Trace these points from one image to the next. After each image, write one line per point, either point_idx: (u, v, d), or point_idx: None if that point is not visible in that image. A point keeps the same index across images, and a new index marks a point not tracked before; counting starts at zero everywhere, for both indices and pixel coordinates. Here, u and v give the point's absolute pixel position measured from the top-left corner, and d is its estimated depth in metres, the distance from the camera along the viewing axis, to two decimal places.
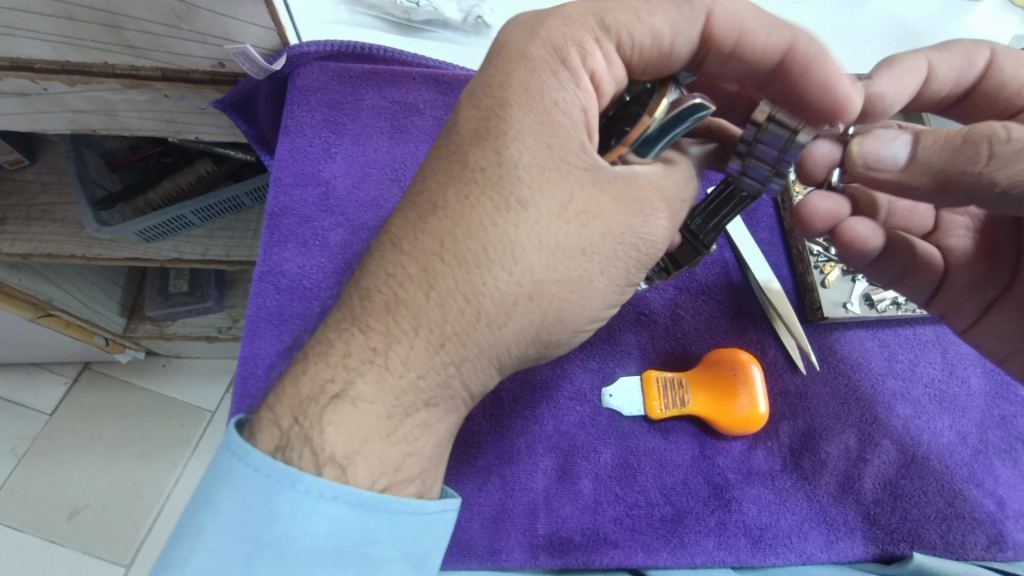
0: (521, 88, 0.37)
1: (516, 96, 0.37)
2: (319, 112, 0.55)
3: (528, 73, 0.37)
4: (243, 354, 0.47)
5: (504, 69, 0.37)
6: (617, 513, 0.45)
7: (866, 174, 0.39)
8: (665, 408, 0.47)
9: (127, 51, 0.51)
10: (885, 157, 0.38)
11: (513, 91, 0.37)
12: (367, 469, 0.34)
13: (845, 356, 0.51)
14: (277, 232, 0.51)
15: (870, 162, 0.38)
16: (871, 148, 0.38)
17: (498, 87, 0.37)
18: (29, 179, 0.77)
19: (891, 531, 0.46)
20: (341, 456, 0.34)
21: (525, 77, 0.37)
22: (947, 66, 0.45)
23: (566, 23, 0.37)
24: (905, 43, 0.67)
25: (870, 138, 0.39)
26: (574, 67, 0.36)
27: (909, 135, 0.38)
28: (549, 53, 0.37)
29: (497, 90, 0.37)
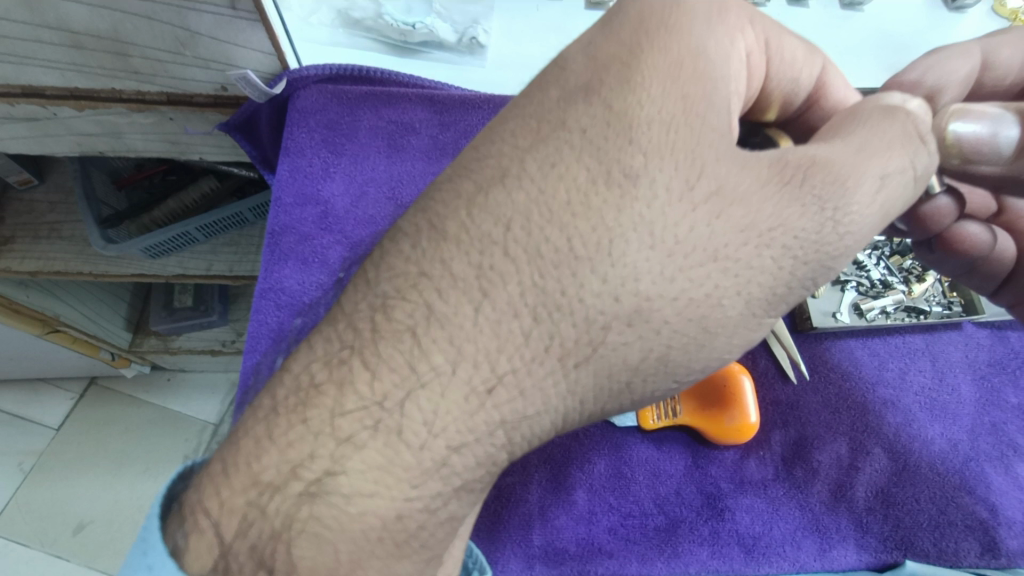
0: (681, 42, 0.34)
1: (682, 46, 0.34)
2: (319, 133, 0.56)
3: (708, 29, 0.35)
4: (244, 370, 0.48)
5: (664, 18, 0.35)
6: (611, 524, 0.45)
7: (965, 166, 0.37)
8: (657, 418, 0.48)
9: (133, 77, 0.53)
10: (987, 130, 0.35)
11: (675, 48, 0.34)
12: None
13: (835, 365, 0.52)
14: (278, 251, 0.52)
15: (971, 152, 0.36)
16: (972, 132, 0.35)
17: (657, 41, 0.35)
18: (37, 199, 0.79)
19: (883, 539, 0.46)
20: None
21: (700, 35, 0.35)
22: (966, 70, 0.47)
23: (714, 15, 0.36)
24: (893, 54, 0.69)
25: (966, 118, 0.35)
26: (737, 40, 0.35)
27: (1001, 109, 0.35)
28: (726, 21, 0.36)
29: (661, 36, 0.35)
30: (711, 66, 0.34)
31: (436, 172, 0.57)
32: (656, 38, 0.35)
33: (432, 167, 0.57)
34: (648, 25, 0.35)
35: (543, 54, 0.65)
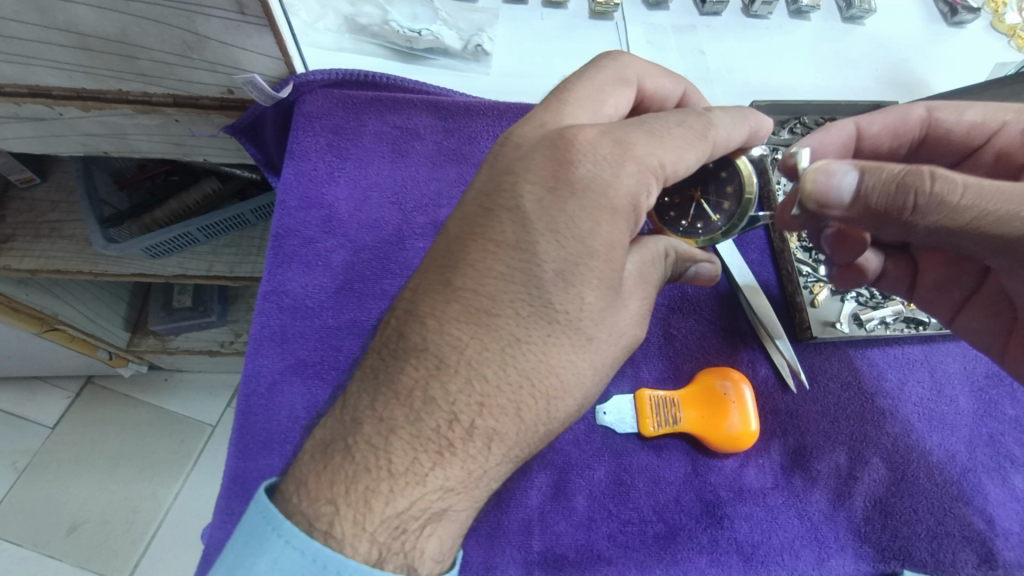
0: (646, 147, 0.38)
1: (646, 159, 0.38)
2: (324, 137, 0.56)
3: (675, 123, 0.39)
4: (246, 372, 0.48)
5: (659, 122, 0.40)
6: (610, 530, 0.46)
7: (823, 204, 0.40)
8: (657, 426, 0.48)
9: (139, 79, 0.53)
10: (838, 190, 0.39)
11: (640, 155, 0.38)
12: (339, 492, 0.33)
13: (836, 374, 0.52)
14: (281, 254, 0.52)
15: (826, 193, 0.40)
16: (828, 180, 0.39)
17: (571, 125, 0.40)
18: (40, 198, 0.80)
19: (881, 549, 0.46)
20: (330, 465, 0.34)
21: (657, 146, 0.38)
22: (885, 121, 0.53)
23: (691, 119, 0.40)
24: (889, 67, 0.71)
25: (828, 170, 0.39)
26: (678, 123, 0.40)
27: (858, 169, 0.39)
28: (667, 124, 0.39)
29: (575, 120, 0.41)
30: (644, 187, 0.38)
31: (441, 179, 0.57)
32: (571, 109, 0.43)
33: (437, 173, 0.57)
34: (617, 130, 0.38)
35: (548, 67, 0.67)
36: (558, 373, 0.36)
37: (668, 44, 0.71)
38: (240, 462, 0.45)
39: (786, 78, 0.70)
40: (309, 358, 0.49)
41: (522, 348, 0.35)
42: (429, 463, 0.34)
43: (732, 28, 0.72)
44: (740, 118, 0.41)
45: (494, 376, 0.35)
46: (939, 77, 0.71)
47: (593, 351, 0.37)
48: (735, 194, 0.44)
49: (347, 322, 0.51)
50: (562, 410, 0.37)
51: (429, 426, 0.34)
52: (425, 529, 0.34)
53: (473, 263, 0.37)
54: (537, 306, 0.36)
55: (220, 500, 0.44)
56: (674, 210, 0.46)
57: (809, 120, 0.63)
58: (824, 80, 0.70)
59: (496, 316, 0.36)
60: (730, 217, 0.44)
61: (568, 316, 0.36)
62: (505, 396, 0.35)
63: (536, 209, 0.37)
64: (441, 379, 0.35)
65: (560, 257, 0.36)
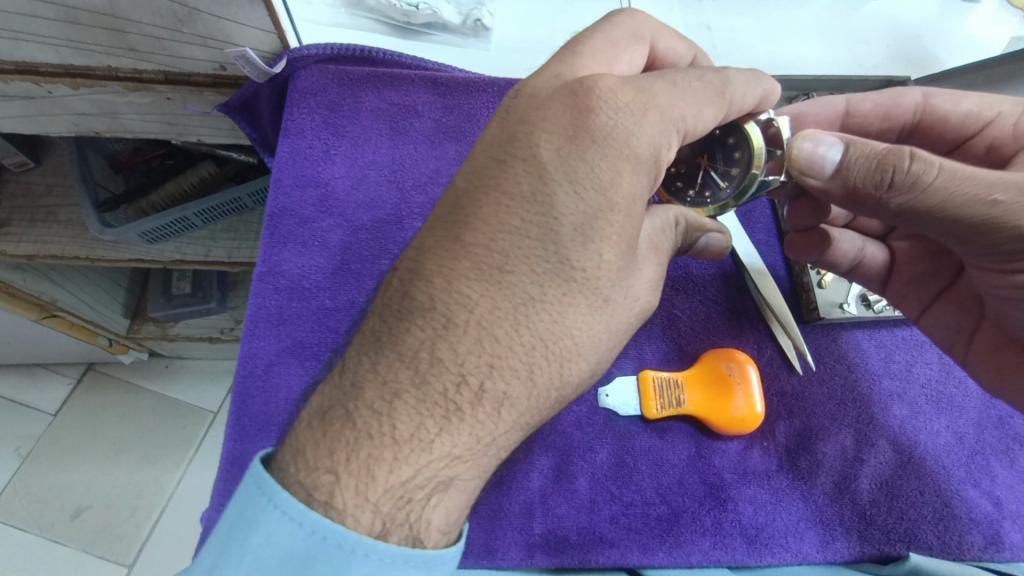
0: (666, 99, 0.37)
1: (669, 113, 0.37)
2: (319, 114, 0.55)
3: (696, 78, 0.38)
4: (242, 354, 0.47)
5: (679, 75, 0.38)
6: (612, 513, 0.45)
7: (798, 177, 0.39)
8: (661, 408, 0.47)
9: (129, 54, 0.51)
10: (816, 164, 0.38)
11: (660, 109, 0.37)
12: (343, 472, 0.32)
13: (842, 356, 0.51)
14: (277, 234, 0.51)
15: (806, 166, 0.38)
16: (811, 150, 0.38)
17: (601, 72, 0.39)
18: (33, 182, 0.78)
19: (887, 532, 0.46)
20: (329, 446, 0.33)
21: (676, 100, 0.37)
22: (876, 103, 0.52)
23: (710, 73, 0.39)
24: (901, 42, 0.69)
25: (812, 140, 0.38)
26: (698, 77, 0.39)
27: (846, 142, 0.38)
28: (689, 78, 0.39)
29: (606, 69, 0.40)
30: (666, 141, 0.37)
31: (440, 157, 0.56)
32: (584, 63, 0.42)
33: (435, 151, 0.56)
34: (642, 81, 0.37)
35: (550, 42, 0.66)
36: (572, 335, 0.36)
37: (674, 20, 0.68)
38: (236, 444, 0.44)
39: (795, 55, 0.68)
40: (306, 340, 0.48)
41: (537, 306, 0.35)
42: (437, 427, 0.33)
43: (740, 4, 0.70)
44: (755, 80, 0.41)
45: (512, 335, 0.34)
46: (953, 53, 0.69)
47: (608, 317, 0.37)
48: (743, 160, 0.41)
49: (345, 303, 0.49)
50: (574, 374, 0.37)
51: (435, 390, 0.33)
52: (428, 503, 0.33)
53: (484, 219, 0.36)
54: (553, 261, 0.35)
55: (217, 483, 0.44)
56: (681, 179, 0.45)
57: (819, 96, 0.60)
58: (834, 56, 0.68)
59: (508, 273, 0.35)
60: (738, 184, 0.42)
61: (587, 275, 0.36)
62: (518, 356, 0.35)
63: (554, 158, 0.36)
64: (449, 339, 0.34)
65: (579, 209, 0.36)
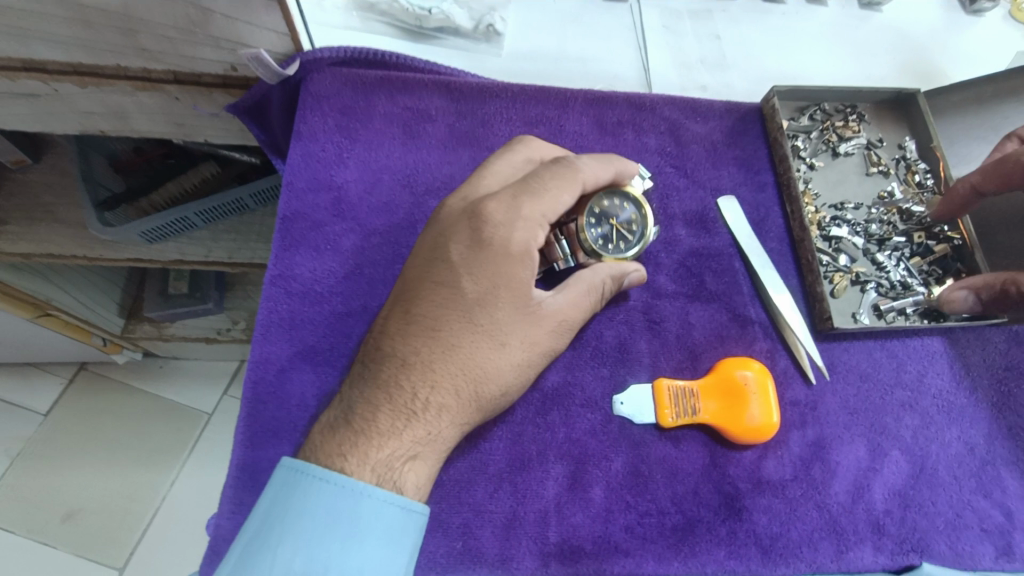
0: (533, 208, 0.42)
1: (531, 214, 0.42)
2: (332, 117, 0.54)
3: (550, 178, 0.43)
4: (253, 359, 0.46)
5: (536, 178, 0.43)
6: (627, 522, 0.45)
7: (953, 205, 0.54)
8: (676, 417, 0.47)
9: (140, 54, 0.51)
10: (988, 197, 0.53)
11: (526, 212, 0.42)
12: (353, 466, 0.37)
13: (855, 366, 0.51)
14: (289, 238, 0.50)
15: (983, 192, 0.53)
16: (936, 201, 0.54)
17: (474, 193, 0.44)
18: (32, 179, 0.77)
19: (900, 542, 0.46)
20: (344, 448, 0.37)
21: (537, 203, 0.42)
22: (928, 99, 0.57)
23: (562, 167, 0.43)
24: (908, 53, 0.70)
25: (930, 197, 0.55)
26: (551, 175, 0.43)
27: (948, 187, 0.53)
28: (542, 177, 0.43)
29: (485, 183, 0.45)
30: (535, 238, 0.42)
31: (453, 162, 0.55)
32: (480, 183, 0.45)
33: (449, 157, 0.55)
34: (505, 192, 0.42)
35: (562, 49, 0.66)
36: (481, 368, 0.40)
37: (684, 28, 0.69)
38: (248, 451, 0.44)
39: (804, 65, 0.68)
40: (319, 345, 0.47)
41: (457, 352, 0.39)
42: (404, 422, 0.38)
43: (749, 13, 0.71)
44: (607, 159, 0.46)
45: (430, 372, 0.39)
46: (959, 64, 0.70)
47: (510, 351, 0.40)
48: (639, 218, 0.47)
49: (357, 308, 0.49)
50: (490, 392, 0.40)
51: (404, 394, 0.38)
52: (403, 472, 0.38)
53: (421, 295, 0.41)
54: (464, 320, 0.40)
55: (228, 490, 0.43)
56: (600, 240, 0.45)
57: (829, 106, 0.59)
58: (842, 67, 0.69)
59: (439, 330, 0.40)
60: (643, 224, 0.46)
61: (487, 321, 0.40)
62: (441, 392, 0.39)
63: (462, 252, 0.41)
64: (407, 371, 0.39)
65: (480, 285, 0.40)
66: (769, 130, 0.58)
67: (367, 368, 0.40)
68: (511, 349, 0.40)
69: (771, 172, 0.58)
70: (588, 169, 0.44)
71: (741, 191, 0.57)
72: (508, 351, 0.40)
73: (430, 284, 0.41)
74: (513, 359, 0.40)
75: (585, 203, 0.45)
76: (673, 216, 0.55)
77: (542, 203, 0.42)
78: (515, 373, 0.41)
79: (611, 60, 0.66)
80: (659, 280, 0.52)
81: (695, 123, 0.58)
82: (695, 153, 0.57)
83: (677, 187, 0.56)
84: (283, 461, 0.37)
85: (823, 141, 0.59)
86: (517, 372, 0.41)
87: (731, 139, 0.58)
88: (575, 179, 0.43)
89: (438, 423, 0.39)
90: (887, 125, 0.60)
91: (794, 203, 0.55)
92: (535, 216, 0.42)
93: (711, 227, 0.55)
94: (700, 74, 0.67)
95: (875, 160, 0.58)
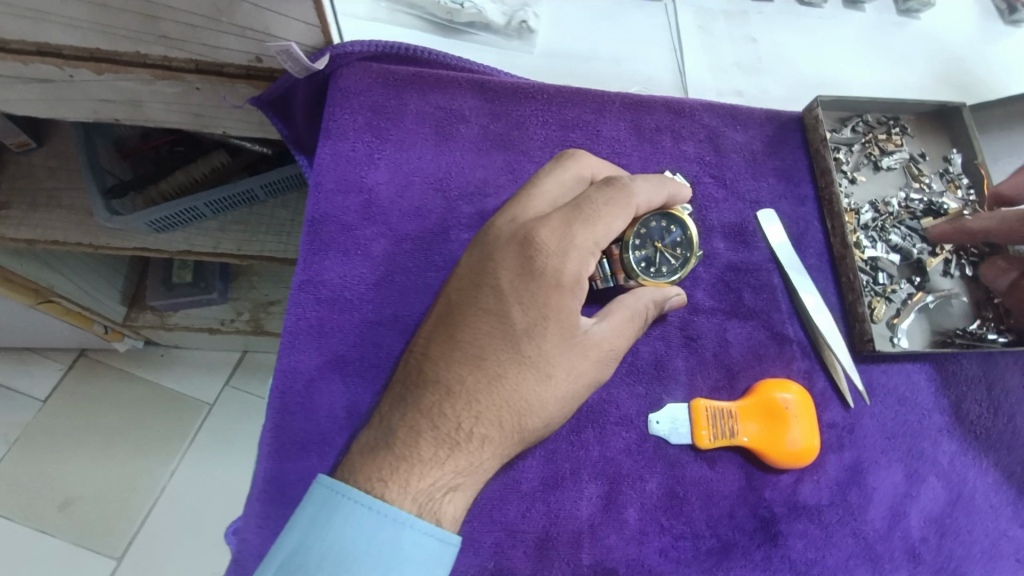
0: (586, 234, 0.40)
1: (584, 241, 0.40)
2: (362, 115, 0.52)
3: (604, 201, 0.41)
4: (279, 368, 0.44)
5: (590, 201, 0.41)
6: (662, 545, 0.44)
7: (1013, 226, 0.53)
8: (713, 438, 0.46)
9: (161, 42, 0.48)
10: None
11: (579, 239, 0.40)
12: (393, 493, 0.35)
13: (894, 389, 0.50)
14: (317, 241, 0.48)
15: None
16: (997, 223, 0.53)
17: (522, 211, 0.42)
18: (37, 163, 0.74)
19: (936, 570, 0.46)
20: (384, 472, 0.35)
21: (590, 229, 0.40)
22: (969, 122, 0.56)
23: (615, 190, 0.41)
24: (947, 64, 0.68)
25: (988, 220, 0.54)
26: (605, 197, 0.41)
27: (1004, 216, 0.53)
28: (596, 200, 0.41)
29: (533, 202, 0.43)
30: (585, 265, 0.40)
31: (486, 166, 0.53)
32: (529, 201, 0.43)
33: (482, 160, 0.53)
34: (558, 215, 0.40)
35: (594, 48, 0.64)
36: (525, 399, 0.38)
37: (719, 30, 0.67)
38: (274, 463, 0.42)
39: (841, 72, 0.66)
40: (347, 354, 0.46)
41: (503, 383, 0.38)
42: (446, 452, 0.36)
43: (786, 16, 0.68)
44: (661, 181, 0.44)
45: (474, 403, 0.37)
46: (998, 77, 0.68)
47: (556, 383, 0.39)
48: (684, 241, 0.45)
49: (387, 316, 0.47)
50: (533, 425, 0.39)
51: (447, 425, 0.37)
52: (444, 501, 0.36)
53: (466, 320, 0.39)
54: (511, 350, 0.38)
55: (254, 503, 0.42)
56: (644, 262, 0.44)
57: (872, 118, 0.57)
58: (880, 76, 0.67)
59: (485, 358, 0.38)
60: (687, 247, 0.45)
61: (534, 353, 0.38)
62: (484, 424, 0.37)
63: (512, 277, 0.39)
64: (449, 401, 0.37)
65: (530, 314, 0.39)
66: (810, 141, 0.57)
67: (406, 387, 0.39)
68: (558, 382, 0.39)
69: (811, 185, 0.56)
70: (642, 194, 0.42)
71: (780, 204, 0.55)
72: (554, 383, 0.39)
73: (471, 310, 0.39)
74: (560, 390, 0.39)
75: (633, 226, 0.43)
76: (711, 228, 0.53)
77: (596, 230, 0.40)
78: (561, 406, 0.39)
79: (645, 61, 0.64)
80: (696, 295, 0.51)
81: (735, 131, 0.56)
82: (734, 163, 0.56)
83: (715, 198, 0.54)
84: (322, 477, 0.35)
85: (865, 154, 0.57)
86: (562, 405, 0.39)
87: (771, 149, 0.56)
88: (629, 204, 0.41)
89: (479, 454, 0.37)
90: (929, 138, 0.58)
91: (836, 220, 0.53)
92: (587, 243, 0.40)
93: (750, 241, 0.53)
94: (736, 79, 0.65)
95: (916, 173, 0.57)
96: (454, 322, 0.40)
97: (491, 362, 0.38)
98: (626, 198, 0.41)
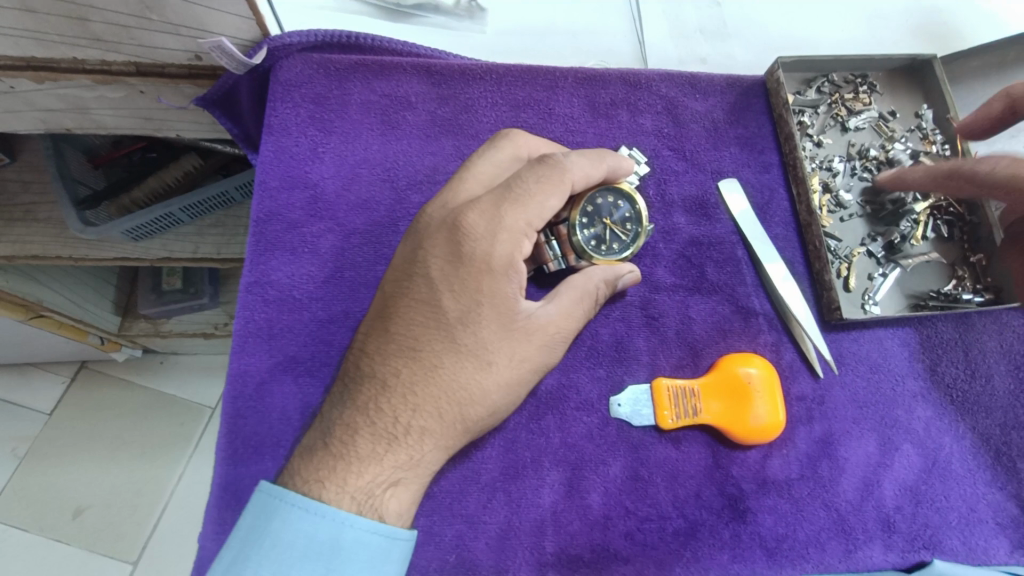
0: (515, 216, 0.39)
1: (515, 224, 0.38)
2: (304, 108, 0.51)
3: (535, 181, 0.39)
4: (231, 372, 0.44)
5: (521, 181, 0.39)
6: (627, 528, 0.43)
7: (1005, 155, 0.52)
8: (676, 418, 0.45)
9: (96, 45, 0.47)
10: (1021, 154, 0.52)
11: (509, 222, 0.38)
12: (331, 493, 0.35)
13: (865, 357, 0.49)
14: (263, 241, 0.47)
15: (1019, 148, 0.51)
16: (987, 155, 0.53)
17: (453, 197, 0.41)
18: (7, 178, 0.73)
19: (911, 538, 0.45)
20: (322, 474, 0.35)
21: (520, 211, 0.38)
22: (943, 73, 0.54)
23: (546, 167, 0.39)
24: (921, 15, 0.65)
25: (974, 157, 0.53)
26: (537, 176, 0.39)
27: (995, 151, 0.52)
28: (526, 180, 0.39)
29: (465, 186, 0.42)
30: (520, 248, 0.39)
31: (436, 153, 0.52)
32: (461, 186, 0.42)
33: (430, 146, 0.52)
34: (487, 199, 0.39)
35: (550, 23, 0.61)
36: (465, 389, 0.37)
37: None
38: (230, 467, 0.42)
39: (809, 31, 0.64)
40: (299, 354, 0.45)
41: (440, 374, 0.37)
42: (385, 448, 0.36)
43: None
44: (599, 156, 0.42)
45: (411, 395, 0.37)
46: (975, 26, 0.65)
47: (496, 370, 0.38)
48: (634, 216, 0.44)
49: (339, 314, 0.46)
50: (476, 415, 0.38)
51: (384, 420, 0.36)
52: (386, 498, 0.36)
53: (400, 313, 0.39)
54: (446, 341, 0.37)
55: (212, 508, 0.41)
56: (594, 240, 0.43)
57: (838, 77, 0.55)
58: (851, 32, 0.64)
59: (420, 350, 0.37)
60: (637, 222, 0.44)
61: (470, 341, 0.38)
62: (423, 416, 0.37)
63: (443, 265, 0.38)
64: (385, 396, 0.37)
65: (463, 301, 0.38)
66: (773, 106, 0.54)
67: (351, 382, 0.38)
68: (498, 369, 0.38)
69: (776, 152, 0.54)
70: (578, 170, 0.40)
71: (744, 173, 0.53)
72: (494, 371, 0.38)
73: (404, 302, 0.39)
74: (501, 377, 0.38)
75: (578, 204, 0.42)
76: (671, 203, 0.52)
77: (527, 211, 0.38)
78: (504, 394, 0.38)
79: (603, 33, 0.62)
80: (657, 273, 0.49)
81: (694, 100, 0.54)
82: (694, 133, 0.54)
83: (675, 171, 0.53)
84: (262, 484, 0.34)
85: (831, 115, 0.55)
86: (505, 393, 0.38)
87: (734, 116, 0.54)
88: (563, 182, 0.40)
89: (421, 447, 0.37)
90: (900, 94, 0.56)
91: (801, 185, 0.51)
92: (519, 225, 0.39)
93: (712, 214, 0.52)
94: (699, 47, 0.62)
95: (886, 132, 0.54)
96: (387, 315, 0.39)
97: (425, 353, 0.37)
98: (559, 176, 0.39)
